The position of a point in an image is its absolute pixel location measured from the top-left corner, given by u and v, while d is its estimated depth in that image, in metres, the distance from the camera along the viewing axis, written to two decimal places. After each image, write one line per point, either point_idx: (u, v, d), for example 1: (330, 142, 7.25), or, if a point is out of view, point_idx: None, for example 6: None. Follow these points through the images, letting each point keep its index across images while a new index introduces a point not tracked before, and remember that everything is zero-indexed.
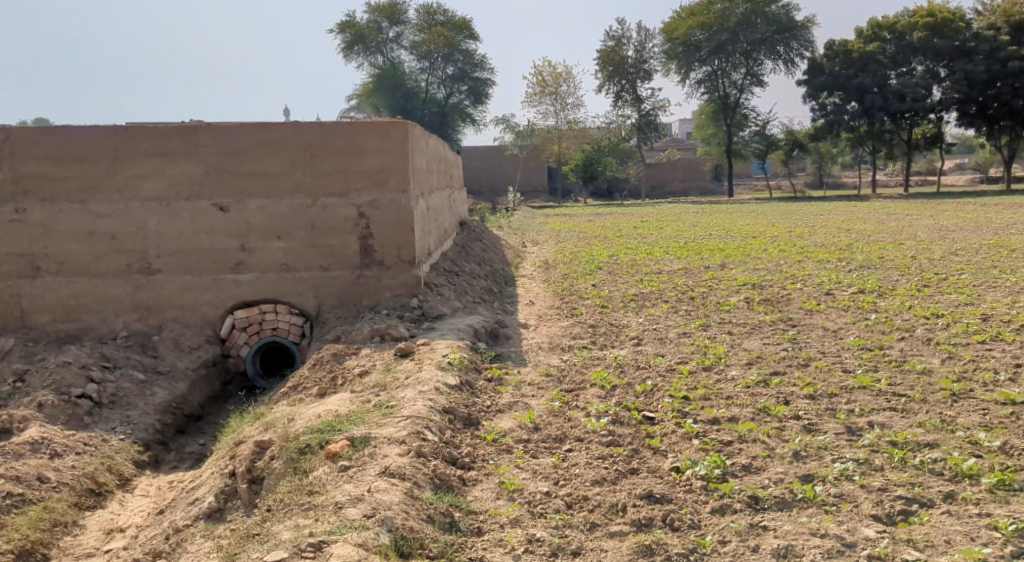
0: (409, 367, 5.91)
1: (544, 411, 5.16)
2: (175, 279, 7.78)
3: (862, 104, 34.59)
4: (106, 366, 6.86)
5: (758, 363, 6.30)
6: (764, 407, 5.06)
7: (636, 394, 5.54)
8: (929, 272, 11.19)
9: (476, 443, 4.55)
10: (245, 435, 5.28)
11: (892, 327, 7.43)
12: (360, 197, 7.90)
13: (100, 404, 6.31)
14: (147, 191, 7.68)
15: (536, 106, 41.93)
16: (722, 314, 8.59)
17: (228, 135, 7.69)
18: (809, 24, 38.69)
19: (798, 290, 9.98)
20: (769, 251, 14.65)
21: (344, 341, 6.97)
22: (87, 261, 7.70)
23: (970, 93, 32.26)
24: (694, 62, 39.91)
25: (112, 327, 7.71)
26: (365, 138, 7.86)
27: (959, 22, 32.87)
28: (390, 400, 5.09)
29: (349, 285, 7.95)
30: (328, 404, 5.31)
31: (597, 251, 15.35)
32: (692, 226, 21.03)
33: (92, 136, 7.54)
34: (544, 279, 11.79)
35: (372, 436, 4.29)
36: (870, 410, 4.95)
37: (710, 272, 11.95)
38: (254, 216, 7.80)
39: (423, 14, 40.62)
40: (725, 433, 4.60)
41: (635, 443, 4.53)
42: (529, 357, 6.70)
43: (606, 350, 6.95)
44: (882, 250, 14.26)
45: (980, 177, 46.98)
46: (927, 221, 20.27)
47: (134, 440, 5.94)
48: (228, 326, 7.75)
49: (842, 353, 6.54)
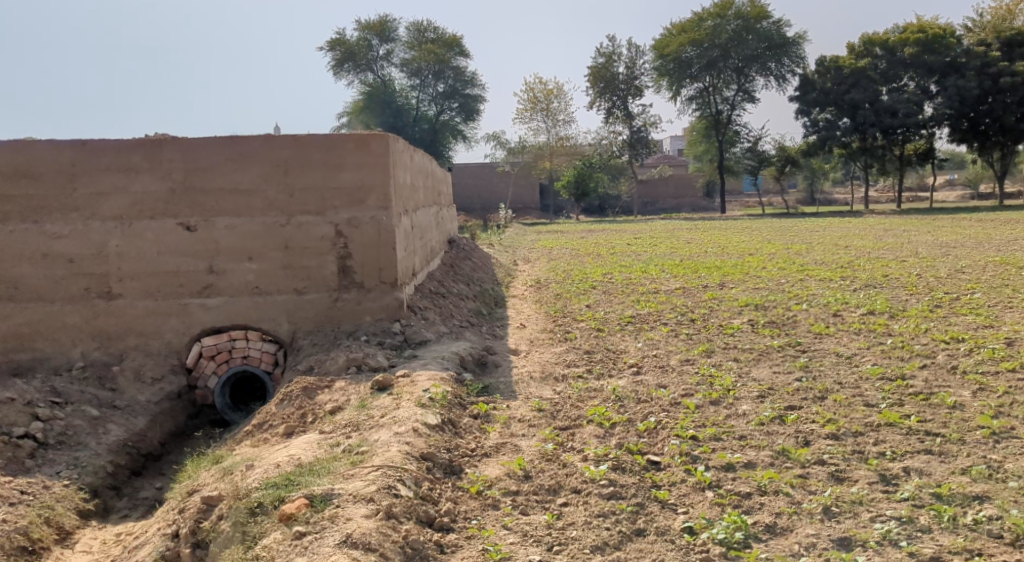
0: (386, 404, 5.32)
1: (536, 455, 4.58)
2: (137, 304, 7.18)
3: (854, 120, 34.33)
4: (56, 401, 6.24)
5: (771, 396, 5.73)
6: (783, 449, 4.50)
7: (638, 434, 4.96)
8: (939, 292, 10.69)
9: (458, 497, 3.97)
10: (198, 484, 4.68)
11: (910, 353, 6.90)
12: (338, 214, 7.35)
13: (45, 444, 5.70)
14: (108, 209, 7.10)
15: (527, 122, 41.57)
16: (726, 337, 8.04)
17: (196, 149, 7.13)
18: (801, 40, 38.51)
19: (804, 311, 9.45)
20: (768, 269, 14.11)
21: (317, 372, 6.39)
22: (42, 286, 7.11)
23: (961, 109, 32.06)
24: (685, 78, 39.62)
25: (69, 356, 7.11)
26: (343, 151, 7.31)
27: (950, 38, 32.67)
28: (361, 444, 4.50)
29: (325, 309, 7.36)
30: (292, 449, 4.71)
31: (591, 269, 14.77)
32: (686, 243, 20.46)
33: (47, 150, 6.97)
34: (536, 300, 11.21)
35: (335, 492, 3.71)
36: (904, 452, 4.39)
37: (710, 292, 11.42)
38: (223, 236, 7.23)
39: (413, 30, 40.22)
40: (741, 483, 4.03)
41: (639, 496, 3.95)
42: (520, 389, 6.12)
43: (604, 381, 6.37)
44: (886, 268, 13.74)
45: (969, 193, 46.82)
46: (925, 237, 19.79)
47: (79, 486, 5.32)
48: (195, 354, 7.15)
49: (862, 384, 5.98)
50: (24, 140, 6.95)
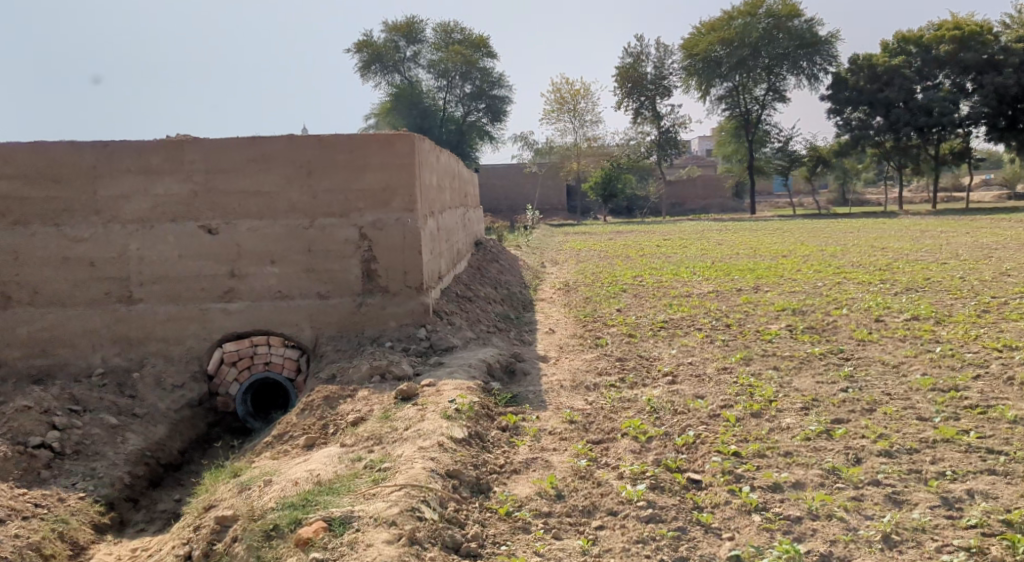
0: (411, 415, 5.09)
1: (568, 472, 4.32)
2: (158, 309, 7.04)
3: (888, 119, 33.52)
4: (74, 409, 6.10)
5: (816, 409, 5.40)
6: (833, 468, 4.20)
7: (676, 449, 4.68)
8: (984, 296, 10.25)
9: (486, 519, 3.74)
10: (215, 499, 4.50)
11: (962, 362, 6.52)
12: (362, 216, 7.15)
13: (61, 454, 5.56)
14: (129, 212, 6.97)
15: (554, 123, 41.26)
16: (764, 344, 7.70)
17: (218, 150, 6.97)
18: (833, 38, 37.89)
19: (844, 316, 9.08)
20: (803, 272, 13.72)
21: (339, 380, 6.17)
22: (62, 291, 7.00)
23: (999, 107, 31.26)
24: (715, 78, 38.98)
25: (89, 362, 6.98)
26: (367, 152, 7.11)
27: (987, 34, 31.87)
28: (383, 460, 4.29)
29: (349, 314, 7.15)
30: (312, 463, 4.52)
31: (620, 272, 14.47)
32: (717, 245, 20.03)
33: (67, 152, 6.86)
34: (565, 304, 10.93)
35: (355, 514, 3.53)
36: (966, 472, 4.07)
37: (744, 296, 11.07)
38: (245, 239, 7.07)
39: (441, 32, 40.25)
40: (791, 506, 3.75)
41: (680, 519, 3.70)
42: (550, 399, 5.85)
43: (637, 390, 6.08)
44: (926, 270, 13.27)
45: (1007, 193, 45.60)
46: (965, 238, 19.20)
47: (95, 498, 5.17)
48: (216, 361, 6.96)
49: (913, 396, 5.64)
50: (44, 142, 6.84)
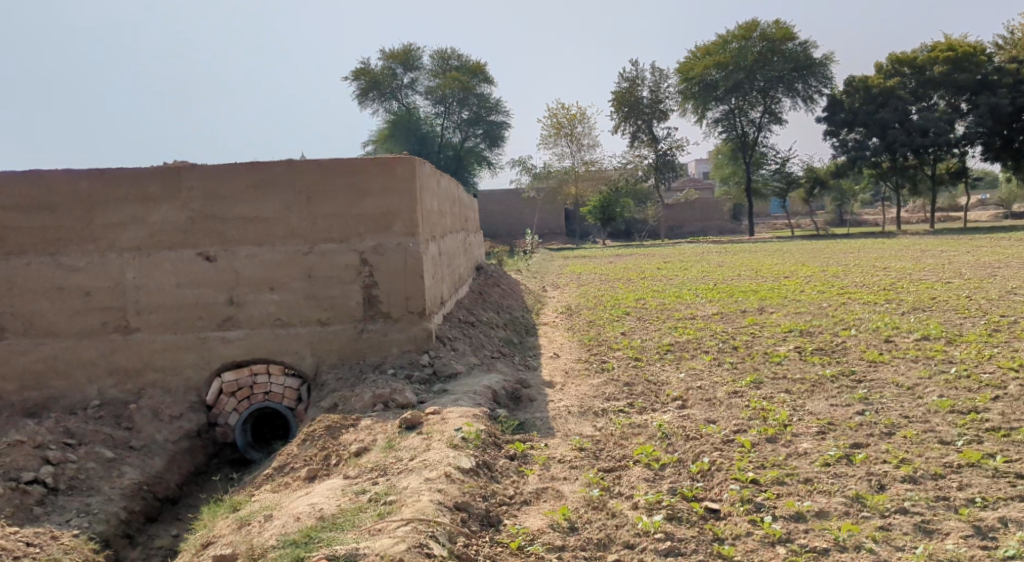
0: (416, 444, 4.93)
1: (580, 502, 4.15)
2: (155, 338, 6.89)
3: (884, 140, 33.53)
4: (69, 443, 5.93)
5: (833, 433, 5.24)
6: (856, 495, 4.05)
7: (691, 477, 4.52)
8: (993, 315, 10.10)
9: (499, 554, 3.59)
10: (213, 535, 4.34)
11: (978, 383, 6.37)
12: (363, 241, 7.03)
13: (55, 490, 5.39)
14: (126, 240, 6.85)
15: (552, 147, 41.33)
16: (773, 366, 7.55)
17: (216, 176, 6.87)
18: (828, 61, 38.08)
19: (853, 337, 8.93)
20: (807, 293, 13.58)
21: (341, 410, 6.01)
22: (57, 322, 6.85)
23: (994, 127, 31.33)
24: (711, 101, 39.15)
25: (85, 394, 6.82)
26: (367, 176, 7.01)
27: (980, 55, 32.03)
28: (388, 492, 4.13)
29: (350, 341, 7.00)
30: (315, 496, 4.36)
31: (623, 295, 14.31)
32: (717, 267, 19.88)
33: (62, 181, 6.75)
34: (568, 328, 10.77)
35: (361, 552, 3.41)
36: (996, 499, 3.95)
37: (750, 317, 10.91)
38: (244, 266, 6.94)
39: (438, 59, 40.59)
40: (817, 537, 3.64)
41: (701, 552, 3.59)
42: (558, 426, 5.69)
43: (647, 416, 5.92)
44: (932, 290, 13.13)
45: (1004, 213, 45.63)
46: (967, 257, 19.10)
47: (90, 536, 5.00)
48: (215, 391, 6.84)
49: (931, 419, 5.47)
50: (40, 171, 6.74)
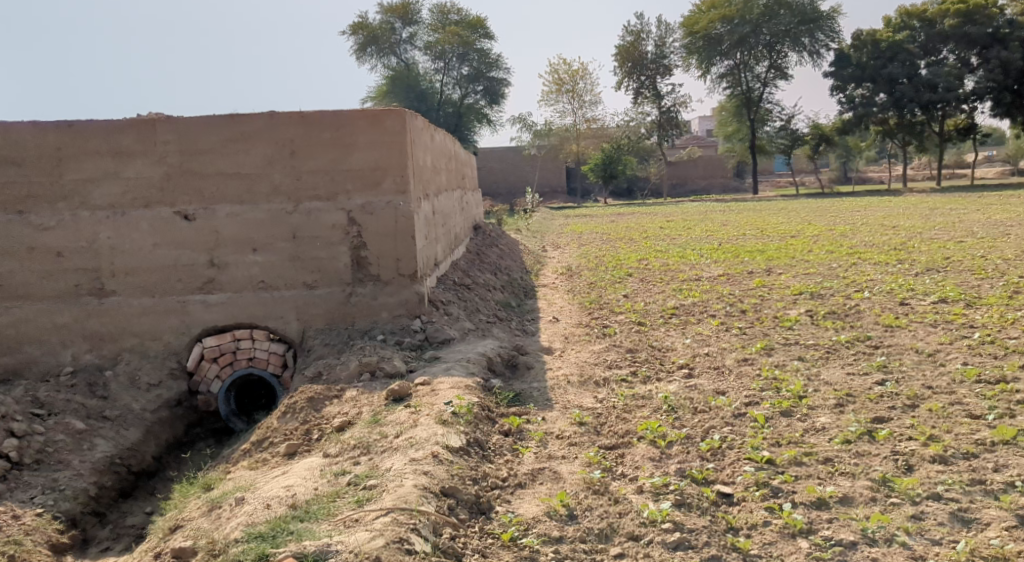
0: (403, 419, 4.57)
1: (580, 485, 3.79)
2: (132, 302, 6.50)
3: (892, 95, 32.72)
4: (37, 413, 5.56)
5: (852, 406, 4.86)
6: (883, 478, 3.69)
7: (701, 456, 4.15)
8: (1011, 275, 9.69)
9: (489, 548, 3.26)
10: (182, 519, 4.00)
11: (1004, 349, 5.98)
12: (350, 199, 6.59)
13: (20, 464, 5.02)
14: (99, 197, 6.42)
15: (553, 104, 40.50)
16: (784, 332, 7.16)
17: (193, 129, 6.41)
18: (835, 13, 37.10)
19: (866, 300, 8.53)
20: (815, 252, 13.15)
21: (326, 379, 5.63)
22: (28, 283, 6.45)
23: (1004, 81, 30.54)
24: (715, 56, 38.26)
25: (60, 360, 6.46)
26: (355, 129, 6.55)
27: (992, 7, 31.05)
28: (370, 475, 3.76)
29: (338, 306, 6.60)
30: (292, 477, 4.00)
31: (625, 255, 13.91)
32: (721, 226, 19.43)
33: (29, 133, 6.30)
34: (568, 290, 10.36)
35: (333, 549, 3.07)
36: None
37: (757, 279, 10.51)
38: (224, 225, 6.51)
39: (437, 13, 39.52)
40: (842, 528, 3.29)
41: (713, 545, 3.25)
42: (556, 397, 5.32)
43: (651, 386, 5.56)
44: (944, 249, 12.69)
45: (1011, 169, 45.06)
46: (977, 215, 18.65)
47: (55, 515, 4.67)
48: (196, 357, 6.42)
49: (958, 390, 5.10)
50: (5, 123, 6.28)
